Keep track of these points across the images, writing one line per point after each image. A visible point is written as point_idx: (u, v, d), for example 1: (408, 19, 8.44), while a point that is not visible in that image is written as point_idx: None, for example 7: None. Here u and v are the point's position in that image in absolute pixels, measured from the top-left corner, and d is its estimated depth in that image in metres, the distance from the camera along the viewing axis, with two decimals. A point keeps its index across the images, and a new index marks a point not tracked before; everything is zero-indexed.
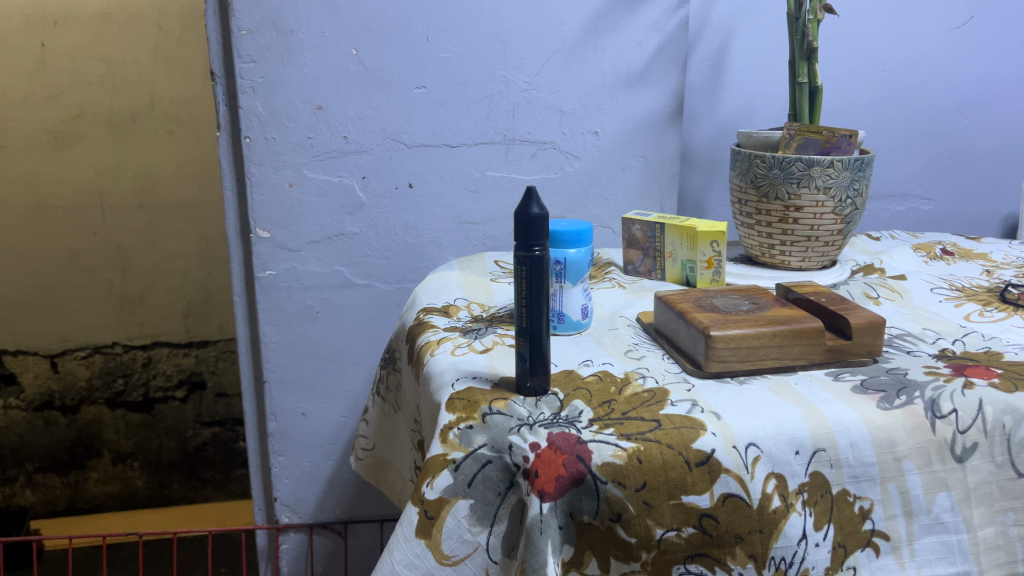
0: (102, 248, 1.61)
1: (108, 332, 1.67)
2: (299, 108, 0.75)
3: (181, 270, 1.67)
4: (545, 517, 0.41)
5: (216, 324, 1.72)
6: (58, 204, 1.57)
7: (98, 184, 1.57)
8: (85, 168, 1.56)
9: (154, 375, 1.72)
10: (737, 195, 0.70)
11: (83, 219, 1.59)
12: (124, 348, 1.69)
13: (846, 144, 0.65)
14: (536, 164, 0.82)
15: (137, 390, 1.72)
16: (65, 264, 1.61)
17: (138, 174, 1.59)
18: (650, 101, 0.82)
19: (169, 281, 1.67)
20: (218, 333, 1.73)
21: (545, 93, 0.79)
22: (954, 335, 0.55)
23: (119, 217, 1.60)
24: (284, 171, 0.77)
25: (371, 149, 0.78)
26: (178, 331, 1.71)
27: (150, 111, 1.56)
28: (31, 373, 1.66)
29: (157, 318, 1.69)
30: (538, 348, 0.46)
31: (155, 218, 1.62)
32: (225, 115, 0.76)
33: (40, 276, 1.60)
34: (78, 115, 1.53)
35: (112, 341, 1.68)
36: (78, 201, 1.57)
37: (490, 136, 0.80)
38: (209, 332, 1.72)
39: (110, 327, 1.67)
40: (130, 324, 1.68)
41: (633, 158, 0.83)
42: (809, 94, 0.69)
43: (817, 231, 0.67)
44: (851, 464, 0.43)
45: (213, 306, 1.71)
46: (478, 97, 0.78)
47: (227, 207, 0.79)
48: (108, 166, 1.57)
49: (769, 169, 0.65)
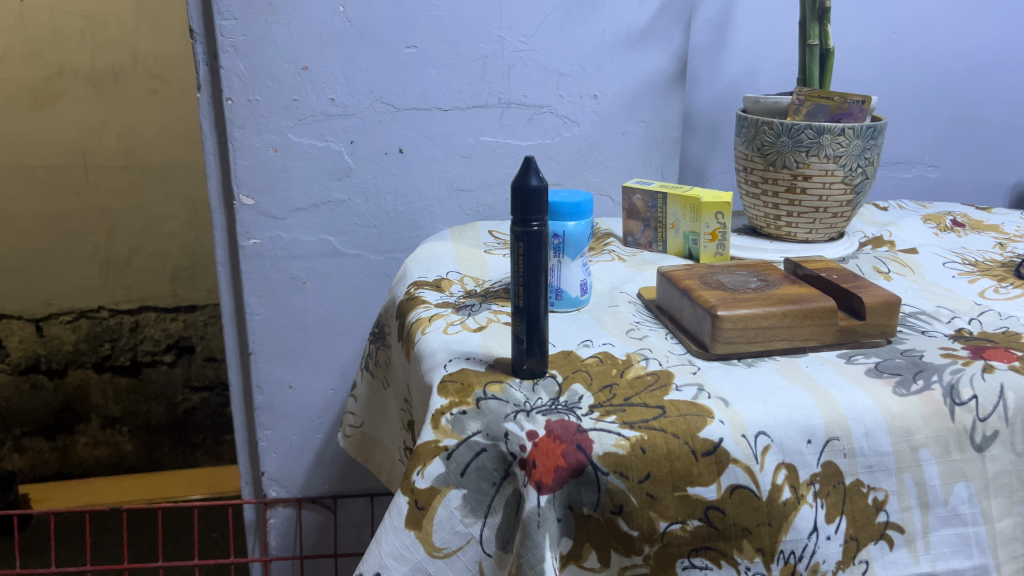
0: (86, 211, 1.57)
1: (93, 296, 1.64)
2: (283, 68, 0.72)
3: (168, 233, 1.63)
4: (543, 510, 0.38)
5: (204, 289, 1.69)
6: (39, 165, 1.53)
7: (80, 144, 1.53)
8: (66, 127, 1.52)
9: (142, 340, 1.69)
10: (743, 163, 0.67)
11: (66, 179, 1.55)
12: (110, 312, 1.66)
13: (858, 111, 0.62)
14: (532, 129, 0.78)
15: (124, 354, 1.69)
16: (50, 226, 1.57)
17: (122, 135, 1.55)
18: (651, 63, 0.78)
19: (155, 244, 1.63)
20: (206, 297, 1.70)
21: (542, 54, 0.76)
22: (971, 314, 0.53)
23: (103, 178, 1.56)
24: (268, 134, 0.74)
25: (359, 112, 0.74)
26: (165, 294, 1.67)
27: (133, 69, 1.51)
28: (15, 338, 1.63)
29: (144, 282, 1.65)
30: (537, 328, 0.44)
31: (139, 179, 1.58)
32: (206, 75, 0.72)
33: (21, 239, 1.56)
34: (58, 72, 1.48)
35: (98, 304, 1.65)
36: (61, 162, 1.53)
37: (484, 99, 0.76)
38: (197, 296, 1.69)
39: (96, 291, 1.64)
40: (115, 288, 1.65)
41: (633, 123, 0.80)
42: (820, 57, 0.65)
43: (825, 202, 0.64)
44: (865, 453, 0.41)
45: (200, 270, 1.67)
46: (471, 57, 0.74)
47: (209, 172, 0.75)
48: (90, 126, 1.53)
49: (777, 137, 0.62)
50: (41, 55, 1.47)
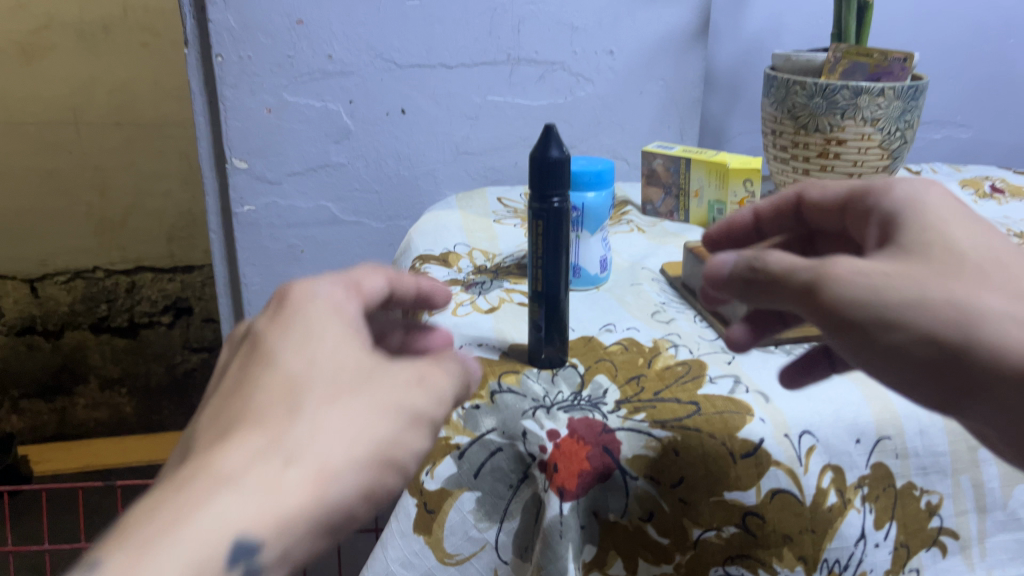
0: (78, 169, 1.53)
1: (87, 257, 1.60)
2: (277, 22, 0.67)
3: (164, 191, 1.59)
4: (566, 519, 0.35)
5: (202, 249, 1.65)
6: (28, 123, 1.47)
7: (71, 100, 1.47)
8: (56, 82, 1.46)
9: (139, 301, 1.65)
10: (771, 126, 0.62)
11: (57, 136, 1.49)
12: (105, 273, 1.62)
13: (899, 70, 0.57)
14: (543, 88, 0.73)
15: (121, 315, 1.65)
16: (41, 185, 1.52)
17: (114, 90, 1.49)
18: (672, 16, 0.73)
19: (151, 203, 1.59)
20: (204, 257, 1.66)
21: (555, 6, 0.70)
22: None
23: (95, 134, 1.51)
24: (262, 94, 0.69)
25: (358, 69, 0.69)
26: (162, 255, 1.63)
27: (124, 21, 1.45)
28: (12, 299, 1.58)
29: (139, 243, 1.61)
30: (556, 313, 0.40)
31: (133, 137, 1.53)
32: (193, 29, 0.67)
33: (13, 198, 1.52)
34: (44, 25, 1.42)
35: (93, 264, 1.61)
36: (51, 118, 1.48)
37: (492, 55, 0.71)
38: (195, 256, 1.65)
39: (91, 251, 1.60)
40: (110, 248, 1.61)
41: (652, 82, 0.75)
42: (856, 11, 0.60)
43: (860, 168, 0.59)
44: (919, 454, 0.37)
45: (198, 229, 1.64)
46: (478, 10, 0.69)
47: (200, 135, 0.71)
48: (81, 82, 1.47)
49: (810, 98, 0.58)
50: (27, 7, 1.40)
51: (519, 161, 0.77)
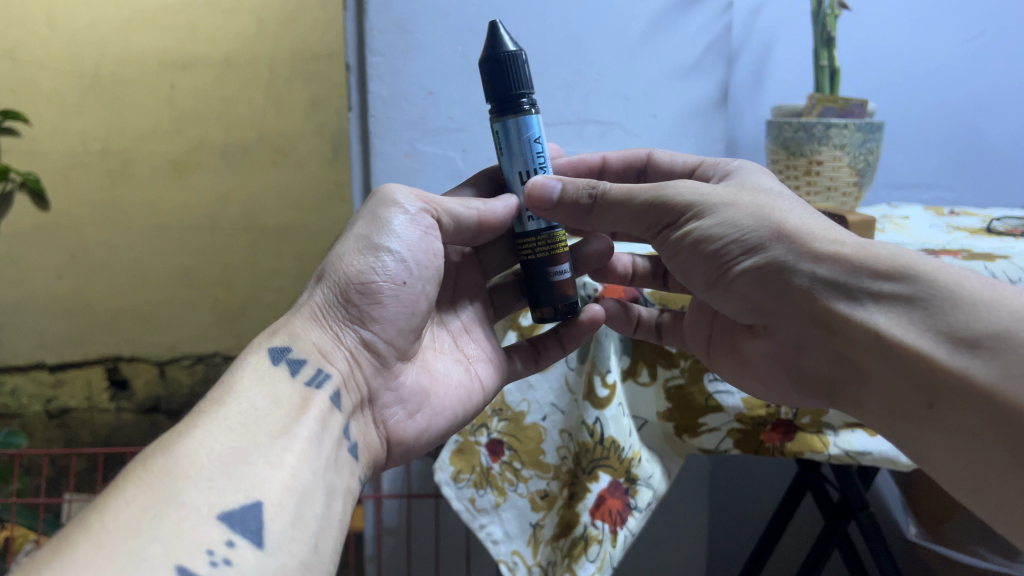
0: (209, 266, 1.59)
1: (208, 342, 1.61)
2: (415, 92, 0.93)
3: (278, 287, 1.60)
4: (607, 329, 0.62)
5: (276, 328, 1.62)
6: (13, 177, 1.46)
7: (209, 210, 1.56)
8: (199, 195, 1.55)
9: None
10: (772, 157, 0.86)
11: (105, 237, 1.54)
12: (224, 359, 1.61)
13: (859, 111, 0.81)
14: (605, 141, 0.99)
15: None
16: (75, 266, 1.54)
17: (246, 201, 1.57)
18: (701, 89, 0.98)
19: (155, 298, 1.58)
20: None
21: (612, 81, 0.97)
22: (944, 247, 0.68)
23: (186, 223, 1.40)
24: (400, 143, 0.95)
25: (470, 127, 0.95)
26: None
27: (258, 143, 1.54)
28: (141, 379, 1.58)
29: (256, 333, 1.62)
30: (540, 286, 0.57)
31: (258, 241, 1.59)
32: (357, 99, 0.95)
33: (125, 291, 1.57)
34: None
35: (214, 350, 1.61)
36: (123, 242, 1.55)
37: (566, 117, 0.97)
38: (230, 345, 1.62)
39: (210, 338, 1.61)
40: (229, 336, 1.61)
41: (686, 138, 1.00)
42: (830, 75, 0.84)
43: (836, 183, 0.82)
44: None
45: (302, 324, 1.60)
46: (558, 85, 0.96)
47: (355, 174, 0.96)
48: (218, 194, 1.56)
49: (795, 132, 0.81)
50: (99, 78, 1.47)
51: None
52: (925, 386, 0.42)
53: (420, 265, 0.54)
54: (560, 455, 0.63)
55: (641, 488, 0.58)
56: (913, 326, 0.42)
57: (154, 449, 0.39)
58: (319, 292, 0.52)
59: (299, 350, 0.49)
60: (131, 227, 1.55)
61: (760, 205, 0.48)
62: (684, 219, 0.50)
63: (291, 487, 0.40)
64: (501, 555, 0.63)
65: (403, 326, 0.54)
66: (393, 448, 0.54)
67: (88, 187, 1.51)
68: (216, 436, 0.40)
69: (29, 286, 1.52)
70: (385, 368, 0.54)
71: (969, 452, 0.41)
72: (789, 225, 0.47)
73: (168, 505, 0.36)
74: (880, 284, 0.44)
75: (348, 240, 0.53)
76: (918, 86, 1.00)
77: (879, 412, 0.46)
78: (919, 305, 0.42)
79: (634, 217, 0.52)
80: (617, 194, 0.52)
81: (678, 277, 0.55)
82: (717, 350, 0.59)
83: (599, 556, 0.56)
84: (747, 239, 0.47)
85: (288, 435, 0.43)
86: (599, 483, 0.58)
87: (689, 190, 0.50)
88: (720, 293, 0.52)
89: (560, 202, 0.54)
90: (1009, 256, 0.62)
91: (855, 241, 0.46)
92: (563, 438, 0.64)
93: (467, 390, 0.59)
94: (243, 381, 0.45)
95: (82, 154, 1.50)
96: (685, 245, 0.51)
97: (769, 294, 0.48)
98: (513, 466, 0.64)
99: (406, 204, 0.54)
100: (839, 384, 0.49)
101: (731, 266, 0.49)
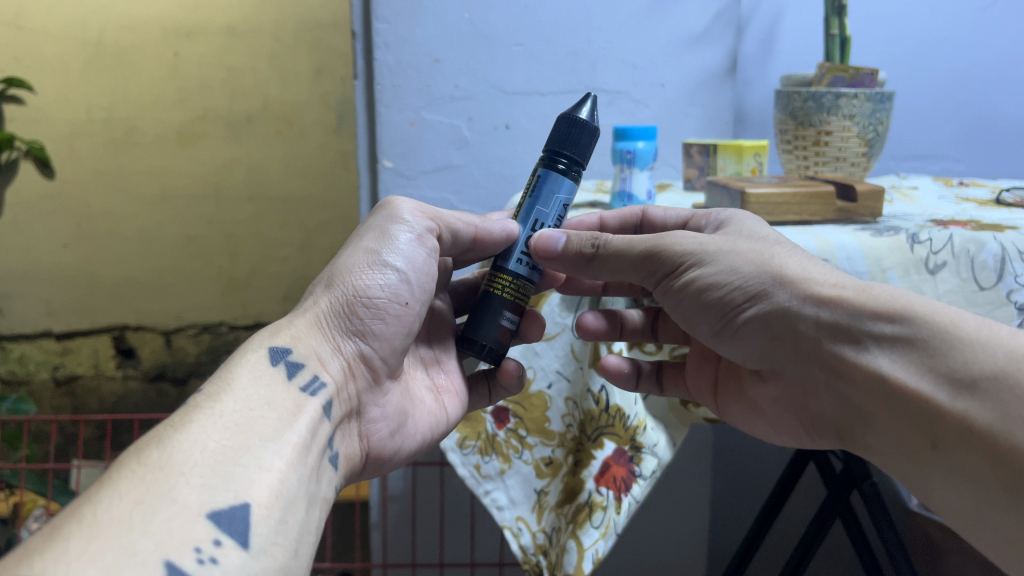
0: (214, 236, 1.59)
1: (213, 312, 1.62)
2: (421, 60, 0.92)
3: (283, 257, 1.61)
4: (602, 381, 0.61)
5: (280, 298, 1.63)
6: (18, 145, 1.45)
7: (214, 179, 1.56)
8: (204, 164, 1.55)
9: None
10: (781, 127, 0.85)
11: (110, 206, 1.54)
12: (229, 328, 1.63)
13: (869, 81, 0.80)
14: (613, 110, 0.98)
15: None
16: (80, 236, 1.54)
17: (251, 170, 1.56)
18: (709, 58, 0.98)
19: (161, 267, 1.58)
20: (281, 306, 1.63)
21: (620, 50, 0.96)
22: (953, 218, 0.68)
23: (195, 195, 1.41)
24: (406, 112, 0.94)
25: (476, 95, 0.95)
26: (277, 313, 1.63)
27: (264, 112, 1.53)
28: (148, 348, 1.60)
29: (260, 303, 1.63)
30: (481, 321, 0.54)
31: (263, 211, 1.58)
32: (362, 66, 0.93)
33: (131, 260, 1.57)
34: None
35: (219, 320, 1.62)
36: (128, 211, 1.55)
37: (573, 85, 0.96)
38: (236, 314, 1.63)
39: (216, 308, 1.62)
40: (233, 306, 1.62)
41: (694, 106, 0.99)
42: (839, 44, 0.83)
43: (844, 153, 0.82)
44: None
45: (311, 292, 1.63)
46: (565, 53, 0.95)
47: (361, 142, 0.95)
48: (223, 163, 1.55)
49: (805, 102, 0.81)
50: (102, 45, 1.46)
51: (592, 167, 1.01)
52: (927, 426, 0.40)
53: (421, 286, 0.54)
54: (565, 423, 0.63)
55: (645, 456, 0.57)
56: (912, 365, 0.41)
57: (148, 441, 0.38)
58: (326, 299, 0.52)
59: (299, 354, 0.48)
60: (136, 196, 1.55)
61: (760, 253, 0.48)
62: (686, 267, 0.49)
63: (279, 492, 0.39)
64: (505, 521, 0.64)
65: (398, 346, 0.54)
66: (369, 462, 0.54)
67: (93, 156, 1.51)
68: (211, 433, 0.39)
69: (34, 255, 1.52)
70: (371, 385, 0.53)
71: (969, 486, 0.39)
72: (789, 273, 0.46)
73: (159, 502, 0.35)
74: (880, 325, 0.42)
75: (357, 250, 0.53)
76: (927, 56, 0.99)
77: (884, 455, 0.44)
78: (917, 347, 0.41)
79: (635, 269, 0.51)
80: (617, 245, 0.51)
81: (683, 326, 0.53)
82: (726, 398, 0.58)
83: (603, 522, 0.56)
84: (749, 287, 0.47)
85: (280, 440, 0.42)
86: (604, 451, 0.59)
87: (688, 240, 0.49)
88: (727, 339, 0.51)
89: (565, 258, 0.52)
90: (1017, 227, 0.62)
91: (856, 283, 0.44)
92: (569, 406, 0.63)
93: (437, 418, 0.58)
94: (241, 380, 0.44)
95: (86, 123, 1.49)
96: (687, 294, 0.50)
97: (776, 339, 0.48)
98: (518, 434, 0.64)
99: (409, 219, 0.54)
100: (846, 425, 0.48)
101: (736, 313, 0.48)
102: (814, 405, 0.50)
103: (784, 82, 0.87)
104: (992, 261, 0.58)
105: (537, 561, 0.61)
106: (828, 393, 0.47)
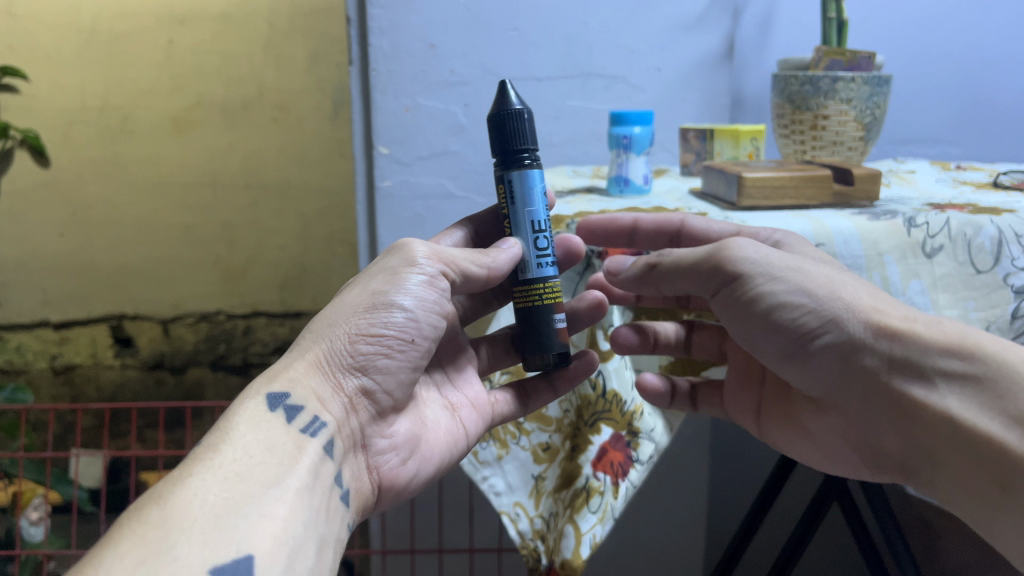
0: (211, 223, 1.58)
1: (211, 300, 1.62)
2: (416, 46, 0.92)
3: (280, 245, 1.61)
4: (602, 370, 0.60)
5: (278, 286, 1.63)
6: (13, 134, 1.45)
7: (210, 167, 1.55)
8: (200, 152, 1.54)
9: (253, 343, 1.63)
10: (777, 111, 0.85)
11: (105, 195, 1.53)
12: (226, 316, 1.62)
13: (866, 64, 0.80)
14: (609, 95, 0.98)
15: (237, 354, 1.62)
16: (76, 225, 1.53)
17: (247, 158, 1.56)
18: (705, 42, 0.98)
19: (157, 255, 1.58)
20: (279, 294, 1.63)
21: (616, 34, 0.95)
22: (950, 201, 0.68)
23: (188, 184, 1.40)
24: (402, 97, 0.93)
25: (472, 81, 0.94)
26: (275, 301, 1.63)
27: (260, 99, 1.53)
28: (146, 337, 1.59)
29: (258, 290, 1.63)
30: (543, 329, 0.54)
31: (260, 199, 1.58)
32: (357, 52, 0.92)
33: (127, 249, 1.56)
34: None
35: (217, 309, 1.62)
36: (122, 199, 1.54)
37: (569, 70, 0.96)
38: (234, 303, 1.62)
39: (214, 296, 1.62)
40: (232, 294, 1.62)
41: (690, 91, 0.99)
42: (837, 27, 0.82)
43: (841, 137, 0.81)
44: (843, 255, 0.58)
45: (308, 279, 1.63)
46: (561, 38, 0.95)
47: (357, 128, 0.95)
48: (219, 151, 1.55)
49: (802, 86, 0.80)
50: (97, 33, 1.45)
51: (590, 152, 1.00)
52: (996, 468, 0.41)
53: (430, 322, 0.52)
54: (563, 409, 0.64)
55: (642, 441, 0.57)
56: (987, 408, 0.41)
57: (148, 498, 0.38)
58: (329, 340, 0.50)
59: (298, 396, 0.47)
60: (131, 184, 1.54)
61: (828, 276, 0.47)
62: (755, 286, 0.48)
63: (282, 539, 0.39)
64: (503, 507, 0.63)
65: (404, 379, 0.53)
66: (383, 493, 0.53)
67: (88, 144, 1.50)
68: (210, 486, 0.39)
69: (30, 244, 1.51)
70: (377, 416, 0.52)
71: None
72: (859, 302, 0.46)
73: (161, 558, 0.35)
74: (954, 364, 0.43)
75: (362, 291, 0.51)
76: (919, 40, 0.99)
77: (949, 491, 0.44)
78: (988, 386, 0.42)
79: (698, 284, 0.50)
80: (676, 260, 0.51)
81: (743, 344, 0.52)
82: (767, 418, 0.59)
83: (600, 507, 0.55)
84: (823, 312, 0.46)
85: (281, 486, 0.42)
86: (601, 436, 0.58)
87: (761, 255, 0.48)
88: (790, 362, 0.50)
89: (636, 280, 0.53)
90: (1015, 210, 0.61)
91: (926, 318, 0.45)
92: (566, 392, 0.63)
93: (454, 436, 0.58)
94: (237, 429, 0.43)
95: (81, 111, 1.48)
96: (756, 315, 0.48)
97: (841, 368, 0.47)
98: (516, 420, 0.65)
99: (424, 263, 0.52)
100: (901, 458, 0.48)
101: (805, 338, 0.47)
102: (862, 429, 0.49)
103: (781, 66, 0.87)
104: (989, 245, 0.58)
105: (534, 547, 0.60)
106: (886, 424, 0.47)
